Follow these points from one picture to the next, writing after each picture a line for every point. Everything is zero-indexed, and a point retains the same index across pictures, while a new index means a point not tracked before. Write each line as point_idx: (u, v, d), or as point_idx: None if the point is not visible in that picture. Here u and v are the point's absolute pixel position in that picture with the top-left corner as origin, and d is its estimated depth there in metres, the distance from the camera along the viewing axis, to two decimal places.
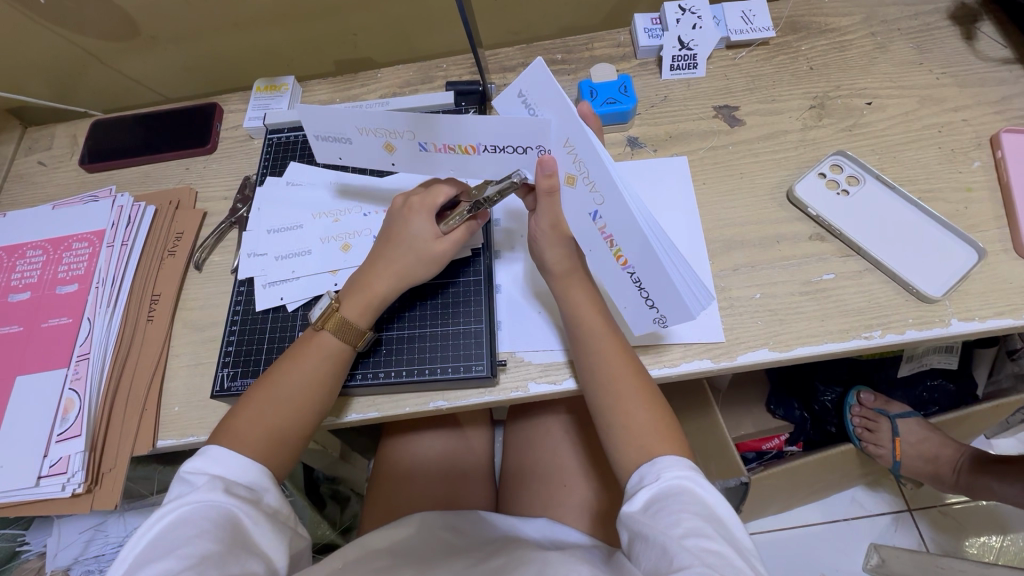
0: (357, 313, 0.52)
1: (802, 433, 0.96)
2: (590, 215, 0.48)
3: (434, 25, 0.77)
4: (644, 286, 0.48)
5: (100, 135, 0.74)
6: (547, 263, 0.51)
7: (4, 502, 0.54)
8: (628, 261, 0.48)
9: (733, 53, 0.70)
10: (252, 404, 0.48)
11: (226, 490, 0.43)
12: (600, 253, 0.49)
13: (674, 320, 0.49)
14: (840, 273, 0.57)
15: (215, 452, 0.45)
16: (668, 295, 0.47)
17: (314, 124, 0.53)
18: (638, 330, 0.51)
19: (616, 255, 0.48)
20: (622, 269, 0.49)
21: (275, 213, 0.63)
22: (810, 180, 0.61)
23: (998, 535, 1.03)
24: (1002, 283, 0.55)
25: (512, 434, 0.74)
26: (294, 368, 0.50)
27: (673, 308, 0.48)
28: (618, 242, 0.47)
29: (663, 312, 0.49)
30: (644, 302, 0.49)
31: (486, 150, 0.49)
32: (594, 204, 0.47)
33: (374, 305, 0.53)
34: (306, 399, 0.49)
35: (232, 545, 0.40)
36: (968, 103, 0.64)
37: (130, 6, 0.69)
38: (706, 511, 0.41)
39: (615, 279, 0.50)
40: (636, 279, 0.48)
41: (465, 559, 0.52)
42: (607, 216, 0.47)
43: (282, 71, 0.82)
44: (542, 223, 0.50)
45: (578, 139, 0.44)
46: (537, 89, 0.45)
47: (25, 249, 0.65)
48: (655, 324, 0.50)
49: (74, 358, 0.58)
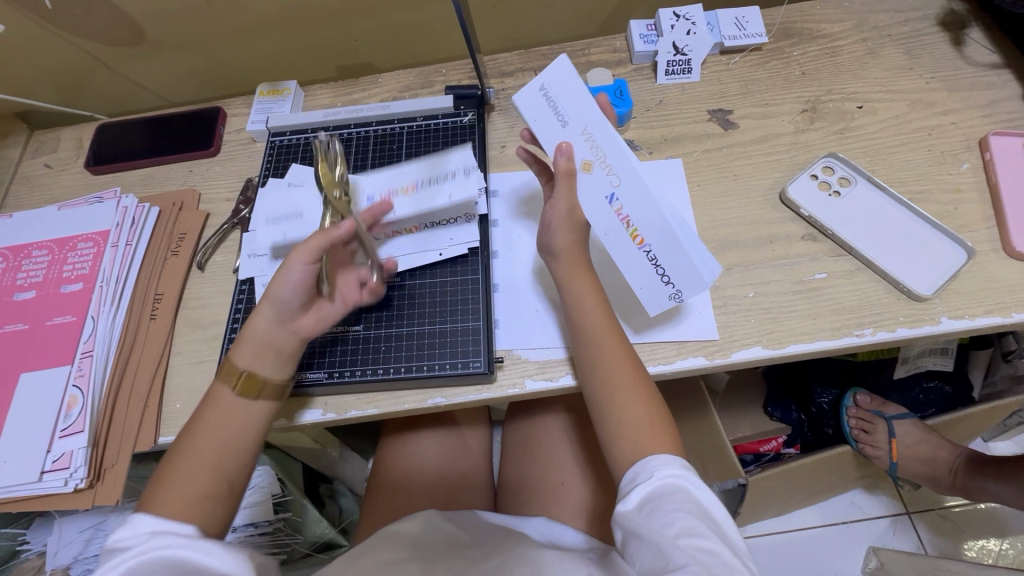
0: (251, 355, 0.48)
1: (800, 435, 0.97)
2: (608, 198, 0.51)
3: (434, 32, 0.78)
4: (659, 260, 0.52)
5: (105, 138, 0.75)
6: (556, 244, 0.52)
7: (7, 497, 0.55)
8: (643, 240, 0.52)
9: (727, 59, 0.71)
10: (163, 471, 0.44)
11: (171, 535, 0.40)
12: (614, 235, 0.52)
13: (689, 293, 0.51)
14: (832, 272, 0.58)
15: (140, 519, 0.41)
16: (680, 265, 0.51)
17: (268, 209, 0.62)
18: (655, 310, 0.53)
19: (632, 236, 0.52)
20: (636, 248, 0.52)
21: (276, 214, 0.64)
22: (802, 181, 0.62)
23: (997, 538, 1.03)
24: (991, 282, 0.56)
25: (509, 433, 0.74)
26: (198, 425, 0.46)
27: (688, 279, 0.51)
28: (635, 221, 0.51)
29: (679, 286, 0.51)
30: (660, 280, 0.52)
31: (425, 183, 0.57)
32: (610, 188, 0.51)
33: (267, 347, 0.48)
34: (222, 444, 0.45)
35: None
36: (957, 107, 0.66)
37: (137, 12, 0.70)
38: (699, 510, 0.42)
39: (629, 259, 0.52)
40: (649, 257, 0.52)
41: (463, 558, 0.52)
42: (624, 198, 0.51)
43: (285, 77, 0.84)
44: (558, 207, 0.51)
45: (597, 129, 0.51)
46: (563, 87, 0.51)
47: (31, 249, 0.66)
48: (672, 301, 0.52)
49: (78, 355, 0.59)
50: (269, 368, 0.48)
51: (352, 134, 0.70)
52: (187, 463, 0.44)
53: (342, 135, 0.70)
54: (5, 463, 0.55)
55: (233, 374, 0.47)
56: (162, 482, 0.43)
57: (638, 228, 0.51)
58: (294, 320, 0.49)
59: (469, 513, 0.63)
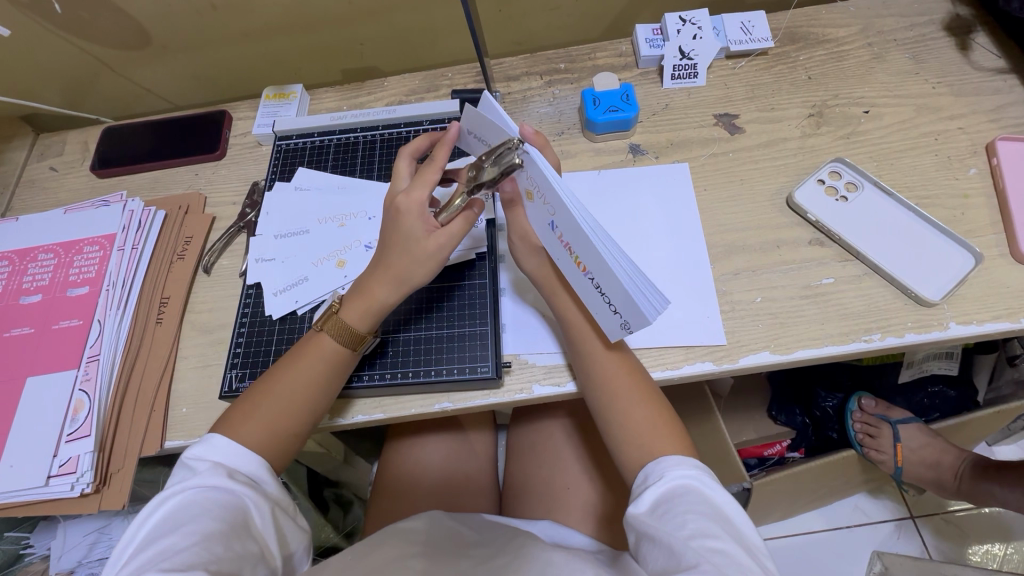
0: (357, 318, 0.51)
1: (803, 440, 0.96)
2: (550, 226, 0.46)
3: (440, 35, 0.78)
4: (605, 290, 0.44)
5: (111, 142, 0.75)
6: (529, 270, 0.53)
7: (13, 502, 0.55)
8: (587, 267, 0.45)
9: (733, 63, 0.71)
10: (248, 402, 0.49)
11: (224, 475, 0.43)
12: (564, 261, 0.47)
13: (637, 326, 0.43)
14: (839, 277, 0.58)
15: (217, 440, 0.46)
16: (624, 299, 0.43)
17: (276, 225, 0.64)
18: (614, 337, 0.47)
19: (577, 263, 0.45)
20: (583, 275, 0.45)
21: (283, 218, 0.64)
22: (809, 186, 0.62)
23: (1002, 543, 1.02)
24: (999, 287, 0.56)
25: (515, 437, 0.74)
26: (300, 364, 0.50)
27: (632, 314, 0.43)
28: (575, 251, 0.45)
29: (626, 318, 0.44)
30: (609, 309, 0.45)
31: None
32: (548, 215, 0.45)
33: (374, 310, 0.51)
34: (303, 396, 0.50)
35: (235, 523, 0.41)
36: (964, 112, 0.66)
37: (144, 16, 0.70)
38: (712, 511, 0.42)
39: (581, 284, 0.46)
40: (596, 287, 0.45)
41: (473, 557, 0.52)
42: (560, 224, 0.44)
43: (290, 80, 0.84)
44: (513, 234, 0.53)
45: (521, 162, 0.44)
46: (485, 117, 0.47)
47: (37, 252, 0.66)
48: (621, 330, 0.45)
49: (84, 360, 0.59)
50: (370, 328, 0.52)
51: (358, 138, 0.70)
52: (272, 402, 0.49)
53: (349, 140, 0.70)
54: (11, 467, 0.55)
55: (336, 328, 0.51)
56: (248, 408, 0.48)
57: (578, 257, 0.45)
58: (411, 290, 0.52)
59: (475, 515, 0.62)
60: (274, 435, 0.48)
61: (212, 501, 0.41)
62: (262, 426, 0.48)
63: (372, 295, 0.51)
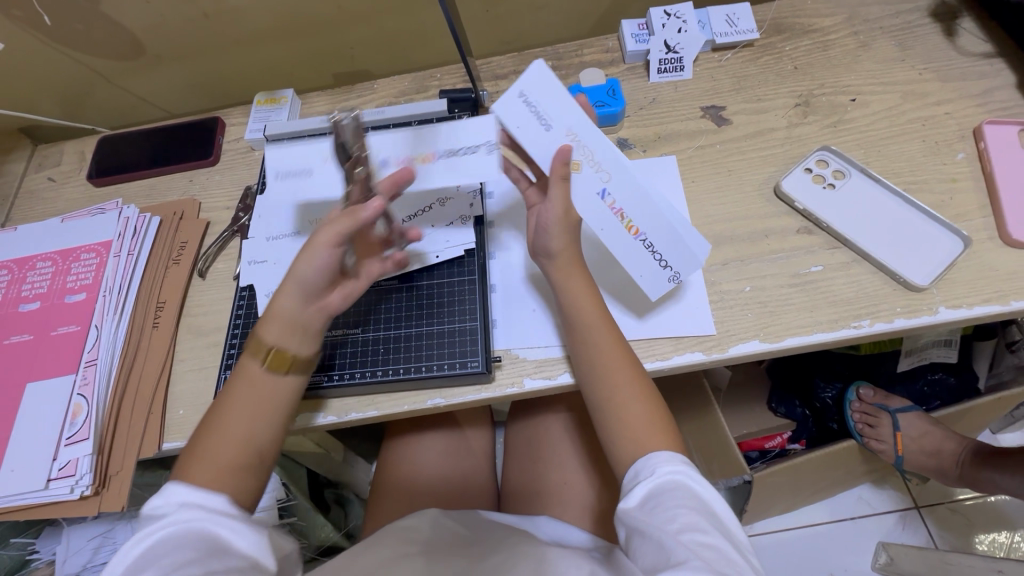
0: (270, 335, 0.49)
1: (805, 430, 0.97)
2: (380, 166, 0.54)
3: (428, 38, 0.79)
4: (656, 246, 0.54)
5: (107, 152, 0.76)
6: (554, 248, 0.52)
7: (15, 506, 0.55)
8: (640, 229, 0.54)
9: (719, 55, 0.72)
10: (192, 448, 0.47)
11: (195, 508, 0.43)
12: (612, 229, 0.54)
13: (687, 272, 0.54)
14: (829, 265, 0.58)
15: (173, 487, 0.44)
16: (674, 245, 0.54)
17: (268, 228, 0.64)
18: (656, 293, 0.55)
19: (629, 227, 0.54)
20: (635, 238, 0.54)
21: (274, 220, 0.65)
22: (797, 175, 0.63)
23: (1007, 531, 1.02)
24: (988, 270, 0.56)
25: (511, 433, 0.74)
26: (219, 399, 0.49)
27: (683, 258, 0.54)
28: (629, 213, 0.53)
29: (677, 268, 0.54)
30: (658, 265, 0.55)
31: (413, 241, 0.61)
32: (377, 158, 0.54)
33: (279, 321, 0.48)
34: (248, 425, 0.48)
35: (212, 559, 0.40)
36: (951, 97, 0.66)
37: (137, 28, 0.72)
38: (700, 506, 0.42)
39: (629, 251, 0.54)
40: (450, 155, 0.53)
41: (464, 558, 0.51)
42: (390, 154, 0.54)
43: (282, 85, 0.85)
44: (553, 210, 0.51)
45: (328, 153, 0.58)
46: (539, 88, 0.51)
47: (36, 261, 0.68)
48: (671, 284, 0.55)
49: (82, 364, 0.60)
50: (285, 343, 0.49)
51: None
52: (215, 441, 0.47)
53: None
54: (12, 471, 0.56)
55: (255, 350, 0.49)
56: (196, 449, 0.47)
57: (421, 151, 0.54)
58: (321, 299, 0.49)
59: (473, 514, 0.62)
60: (226, 466, 0.46)
61: (187, 537, 0.41)
62: (212, 465, 0.46)
63: (280, 308, 0.48)
